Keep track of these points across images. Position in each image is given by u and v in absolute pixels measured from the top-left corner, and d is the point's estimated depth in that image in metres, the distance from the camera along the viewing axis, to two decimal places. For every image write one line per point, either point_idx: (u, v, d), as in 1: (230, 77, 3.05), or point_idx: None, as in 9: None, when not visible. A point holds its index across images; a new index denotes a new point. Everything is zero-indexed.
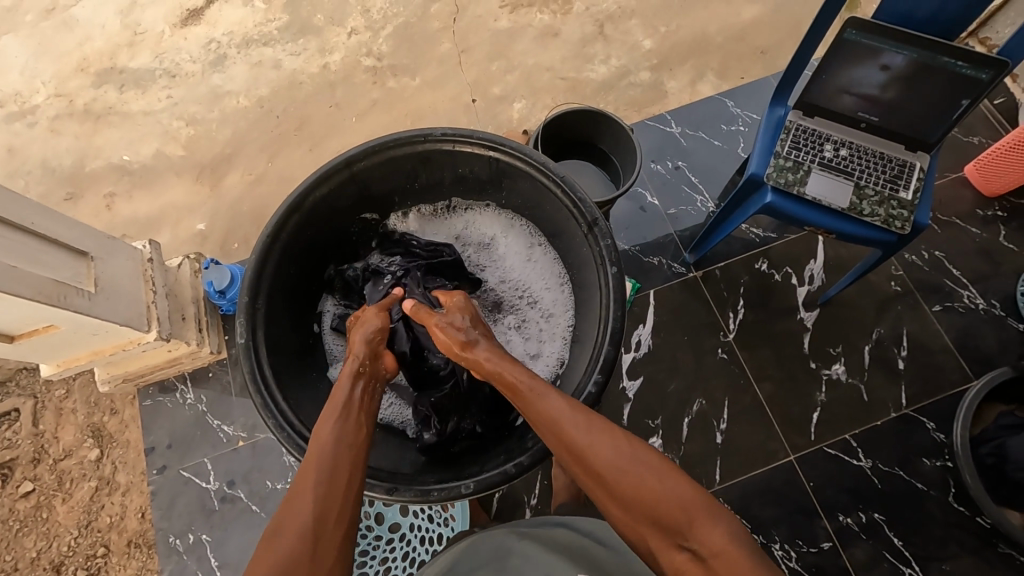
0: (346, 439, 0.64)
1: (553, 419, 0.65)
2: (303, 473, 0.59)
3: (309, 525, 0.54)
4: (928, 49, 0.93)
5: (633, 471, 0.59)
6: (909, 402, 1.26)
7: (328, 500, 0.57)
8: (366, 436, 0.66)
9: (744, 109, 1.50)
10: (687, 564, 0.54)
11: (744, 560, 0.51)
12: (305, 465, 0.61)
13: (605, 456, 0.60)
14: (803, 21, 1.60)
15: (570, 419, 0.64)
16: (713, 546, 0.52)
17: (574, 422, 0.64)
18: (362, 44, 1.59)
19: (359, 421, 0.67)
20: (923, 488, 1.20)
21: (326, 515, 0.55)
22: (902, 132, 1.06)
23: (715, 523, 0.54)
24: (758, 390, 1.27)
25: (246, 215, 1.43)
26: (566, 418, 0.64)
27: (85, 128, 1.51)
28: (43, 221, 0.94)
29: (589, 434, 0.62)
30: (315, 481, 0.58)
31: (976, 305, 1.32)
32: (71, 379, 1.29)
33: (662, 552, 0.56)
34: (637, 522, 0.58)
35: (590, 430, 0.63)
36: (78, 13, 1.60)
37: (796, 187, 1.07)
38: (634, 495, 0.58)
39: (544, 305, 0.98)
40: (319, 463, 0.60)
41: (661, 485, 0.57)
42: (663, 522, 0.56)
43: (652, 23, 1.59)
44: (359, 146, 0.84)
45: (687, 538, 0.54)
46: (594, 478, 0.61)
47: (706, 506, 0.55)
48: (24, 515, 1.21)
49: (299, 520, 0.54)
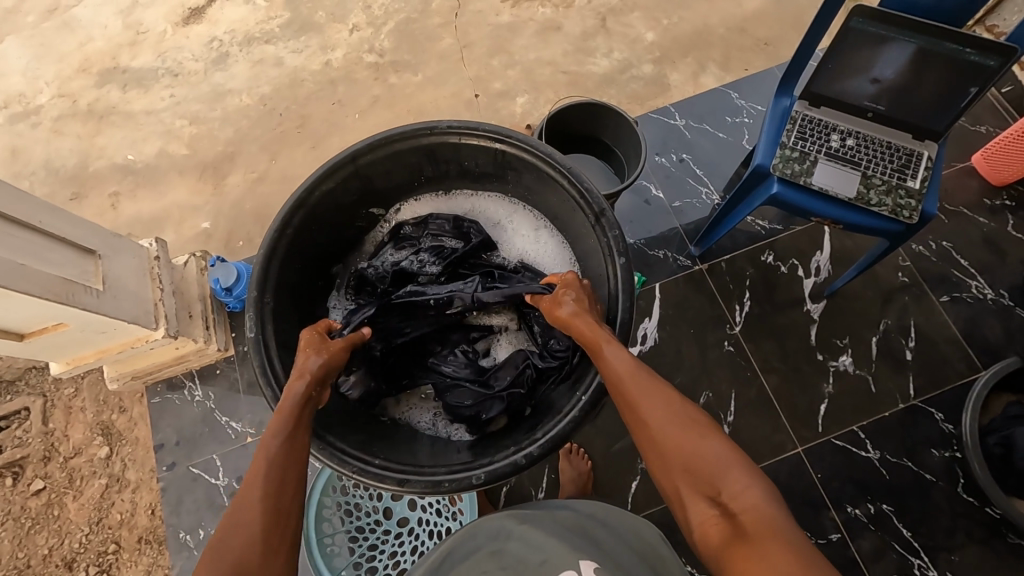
0: (287, 449, 0.63)
1: (618, 374, 0.69)
2: (249, 479, 0.59)
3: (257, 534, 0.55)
4: (935, 36, 0.92)
5: (681, 427, 0.62)
6: (916, 393, 1.25)
7: (277, 506, 0.58)
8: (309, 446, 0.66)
9: (748, 100, 1.49)
10: (714, 519, 0.56)
11: (774, 515, 0.53)
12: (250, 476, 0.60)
13: (657, 411, 0.64)
14: (806, 12, 1.59)
15: (633, 372, 0.68)
16: (744, 502, 0.55)
17: (634, 378, 0.68)
18: (364, 40, 1.59)
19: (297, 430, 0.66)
20: (931, 478, 1.20)
21: (276, 526, 0.56)
22: (909, 121, 1.05)
23: (750, 482, 0.57)
24: (764, 382, 1.26)
25: (250, 213, 1.44)
26: (629, 374, 0.68)
27: (89, 128, 1.52)
28: (51, 220, 0.95)
29: (646, 389, 0.66)
30: (259, 497, 0.57)
31: (984, 295, 1.32)
32: (80, 378, 1.30)
33: (690, 505, 0.58)
34: (671, 474, 0.61)
35: (648, 384, 0.67)
36: (80, 14, 1.61)
37: (802, 178, 1.07)
38: (676, 448, 0.61)
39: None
40: (268, 473, 0.60)
41: (705, 441, 0.61)
42: (700, 476, 0.59)
43: (655, 16, 1.59)
44: (364, 139, 0.84)
45: (719, 493, 0.57)
46: (643, 431, 0.65)
47: (744, 467, 0.58)
48: (35, 513, 1.22)
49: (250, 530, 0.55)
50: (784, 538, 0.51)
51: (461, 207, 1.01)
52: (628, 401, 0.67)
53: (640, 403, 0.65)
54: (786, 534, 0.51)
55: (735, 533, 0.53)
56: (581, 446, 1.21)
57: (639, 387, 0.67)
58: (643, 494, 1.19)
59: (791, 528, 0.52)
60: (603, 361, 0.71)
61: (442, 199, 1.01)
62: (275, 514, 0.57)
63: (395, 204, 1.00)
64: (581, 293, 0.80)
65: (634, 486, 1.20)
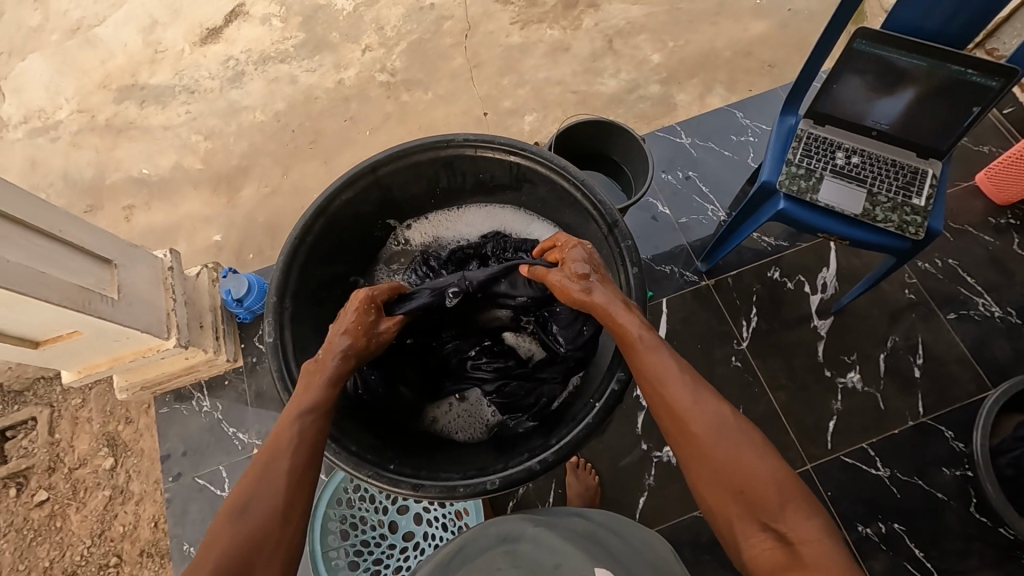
0: (308, 420, 0.67)
1: (660, 376, 0.68)
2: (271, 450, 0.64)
3: (276, 509, 0.59)
4: (937, 59, 0.95)
5: (736, 446, 0.62)
6: (925, 411, 1.24)
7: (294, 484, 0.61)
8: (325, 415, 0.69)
9: (753, 120, 1.52)
10: (768, 544, 0.57)
11: (831, 549, 0.55)
12: (272, 445, 0.64)
13: (708, 423, 0.64)
14: (809, 35, 1.62)
15: (684, 382, 0.67)
16: (802, 534, 0.56)
17: (680, 385, 0.67)
18: (376, 59, 1.63)
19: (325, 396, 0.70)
20: (942, 497, 1.19)
21: (294, 500, 0.60)
22: (913, 140, 1.07)
23: (807, 513, 0.58)
24: (772, 399, 1.26)
25: (262, 226, 1.46)
26: (674, 378, 0.67)
27: (106, 142, 1.55)
28: (71, 229, 0.97)
29: (699, 400, 0.65)
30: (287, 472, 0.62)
31: (991, 313, 1.32)
32: (88, 389, 1.30)
33: (740, 527, 0.59)
34: (722, 494, 0.61)
35: (697, 394, 0.66)
36: (101, 33, 1.66)
37: (809, 194, 1.08)
38: (729, 468, 0.61)
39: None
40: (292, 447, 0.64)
41: (761, 463, 0.61)
42: (754, 499, 0.60)
43: (661, 38, 1.63)
44: (384, 151, 0.87)
45: (773, 520, 0.58)
46: (691, 442, 0.64)
47: (800, 495, 0.59)
48: (38, 524, 1.22)
49: (273, 500, 0.59)
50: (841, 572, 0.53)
51: (479, 218, 1.03)
52: (676, 412, 0.65)
53: (691, 415, 0.65)
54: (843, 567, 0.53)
55: (794, 562, 0.55)
56: (588, 461, 1.20)
57: (687, 398, 0.66)
58: (652, 510, 1.18)
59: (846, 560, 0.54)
60: (652, 366, 0.69)
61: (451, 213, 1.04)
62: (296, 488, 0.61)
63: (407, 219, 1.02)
64: (587, 266, 0.78)
65: (642, 502, 1.19)
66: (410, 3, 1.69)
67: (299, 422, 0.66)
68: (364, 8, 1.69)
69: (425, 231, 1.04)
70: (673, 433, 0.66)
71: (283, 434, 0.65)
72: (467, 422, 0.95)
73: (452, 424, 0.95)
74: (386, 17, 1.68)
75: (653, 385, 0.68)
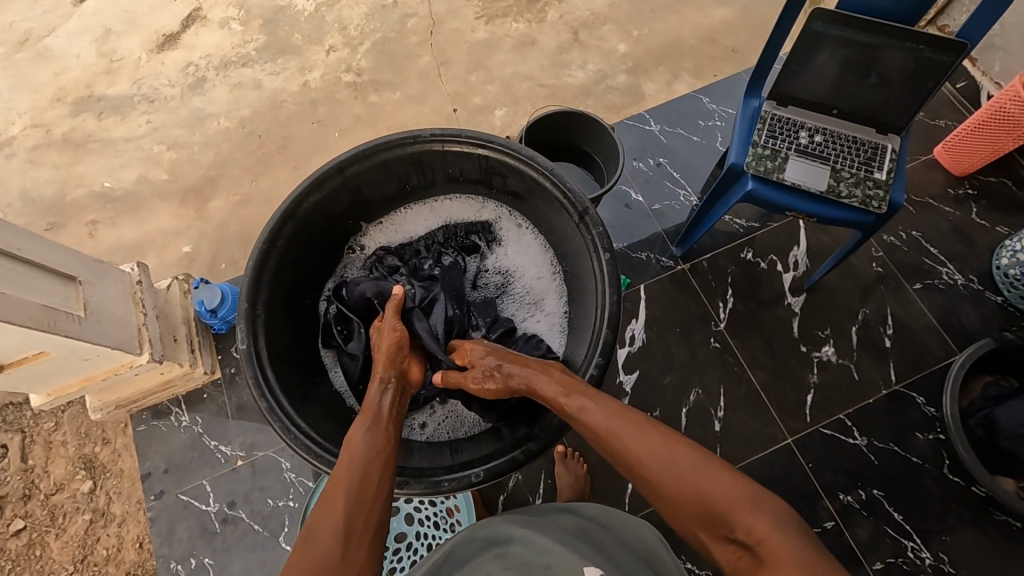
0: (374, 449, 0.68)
1: (597, 425, 0.70)
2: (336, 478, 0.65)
3: (338, 526, 0.59)
4: (889, 35, 0.98)
5: (679, 468, 0.62)
6: (898, 378, 1.29)
7: (362, 494, 0.63)
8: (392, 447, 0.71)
9: (720, 104, 1.54)
10: (736, 553, 0.56)
11: (790, 544, 0.52)
12: (337, 473, 0.66)
13: (647, 458, 0.64)
14: (769, 20, 1.65)
15: (614, 425, 0.68)
16: (758, 533, 0.54)
17: (618, 428, 0.68)
18: (342, 60, 1.61)
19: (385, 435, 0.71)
20: (918, 462, 1.23)
21: (354, 519, 0.60)
22: (872, 116, 1.10)
23: (759, 509, 0.56)
24: (752, 376, 1.29)
25: (233, 235, 1.43)
26: (609, 423, 0.69)
27: (64, 157, 1.50)
28: (31, 247, 0.93)
29: (635, 438, 0.66)
30: (345, 493, 0.62)
31: (955, 281, 1.36)
32: (60, 411, 1.26)
33: (710, 544, 0.59)
34: (684, 519, 0.61)
35: (633, 433, 0.67)
36: (52, 43, 1.60)
37: (775, 174, 1.10)
38: (679, 492, 0.61)
39: (535, 288, 1.00)
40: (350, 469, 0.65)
41: (704, 475, 0.60)
42: (710, 514, 0.59)
43: (626, 28, 1.64)
44: (350, 150, 0.85)
45: (731, 530, 0.57)
46: (642, 480, 0.64)
47: (748, 493, 0.58)
48: (16, 554, 1.18)
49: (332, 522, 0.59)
50: (801, 564, 0.50)
51: (424, 214, 1.03)
52: (623, 456, 0.66)
53: (632, 453, 0.65)
54: (801, 556, 0.51)
55: (757, 567, 0.53)
56: (575, 450, 1.21)
57: (625, 439, 0.66)
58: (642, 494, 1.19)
59: (807, 551, 0.52)
60: (589, 419, 0.71)
61: (404, 214, 1.02)
62: (356, 504, 0.62)
63: (356, 227, 0.99)
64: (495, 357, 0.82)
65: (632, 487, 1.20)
66: (373, 2, 1.67)
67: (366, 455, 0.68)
68: (326, 9, 1.66)
69: (385, 235, 1.02)
70: (630, 475, 0.66)
71: (347, 462, 0.67)
72: (452, 424, 0.94)
73: (442, 428, 0.93)
74: (350, 17, 1.66)
75: (598, 436, 0.70)
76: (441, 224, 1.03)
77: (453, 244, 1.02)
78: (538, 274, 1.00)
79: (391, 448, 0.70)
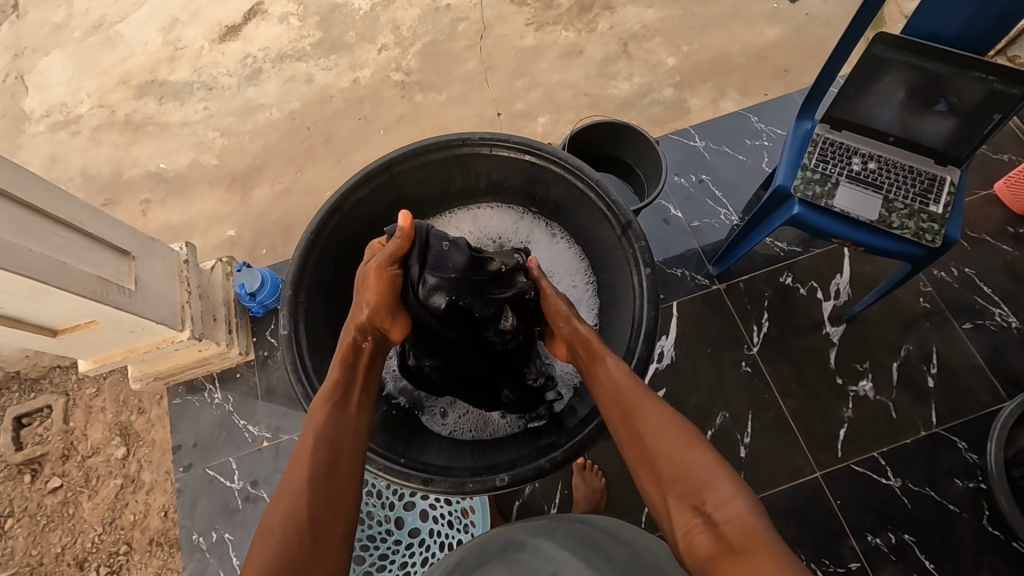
0: (342, 427, 0.66)
1: (608, 381, 0.70)
2: (300, 455, 0.62)
3: (303, 518, 0.57)
4: (957, 64, 0.94)
5: (673, 438, 0.62)
6: (938, 421, 1.23)
7: (329, 481, 0.61)
8: (362, 423, 0.68)
9: (768, 124, 1.51)
10: (699, 528, 0.56)
11: (760, 533, 0.52)
12: (299, 454, 0.63)
13: (646, 422, 0.64)
14: (825, 41, 1.61)
15: (623, 385, 0.69)
16: (727, 514, 0.55)
17: (626, 388, 0.68)
18: (391, 59, 1.65)
19: (347, 414, 0.67)
20: (954, 509, 1.17)
21: (321, 508, 0.59)
22: (931, 147, 1.06)
23: (736, 495, 0.56)
24: (782, 405, 1.25)
25: (275, 223, 1.48)
26: (619, 382, 0.70)
27: (125, 138, 1.58)
28: (91, 221, 0.99)
29: (642, 400, 0.67)
30: (310, 475, 0.60)
31: (1008, 324, 1.30)
32: (102, 378, 1.32)
33: (675, 513, 0.58)
34: (658, 484, 0.61)
35: (638, 397, 0.67)
36: (123, 30, 1.69)
37: (823, 199, 1.07)
38: (666, 457, 0.61)
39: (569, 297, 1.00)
40: (318, 448, 0.62)
41: (693, 453, 0.60)
42: (686, 484, 0.58)
43: (676, 42, 1.62)
44: (400, 148, 0.87)
45: (703, 502, 0.57)
46: (633, 438, 0.65)
47: (732, 480, 0.58)
48: (51, 511, 1.24)
49: (299, 512, 0.58)
50: (765, 553, 0.50)
51: (462, 222, 1.04)
52: (625, 409, 0.67)
53: (633, 415, 0.66)
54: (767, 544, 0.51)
55: (719, 545, 0.53)
56: (594, 463, 1.20)
57: (634, 399, 0.67)
58: None
59: (774, 540, 0.52)
60: (604, 375, 0.71)
61: (442, 221, 1.03)
62: (324, 494, 0.60)
63: None
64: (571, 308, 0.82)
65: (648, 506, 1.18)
66: (426, 5, 1.71)
67: (326, 436, 0.64)
68: (380, 9, 1.70)
69: None
70: (619, 431, 0.67)
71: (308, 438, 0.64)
72: (476, 424, 0.95)
73: (467, 427, 0.94)
74: (402, 18, 1.69)
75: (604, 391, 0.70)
76: (479, 233, 1.03)
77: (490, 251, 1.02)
78: (572, 284, 1.00)
79: (358, 420, 0.68)
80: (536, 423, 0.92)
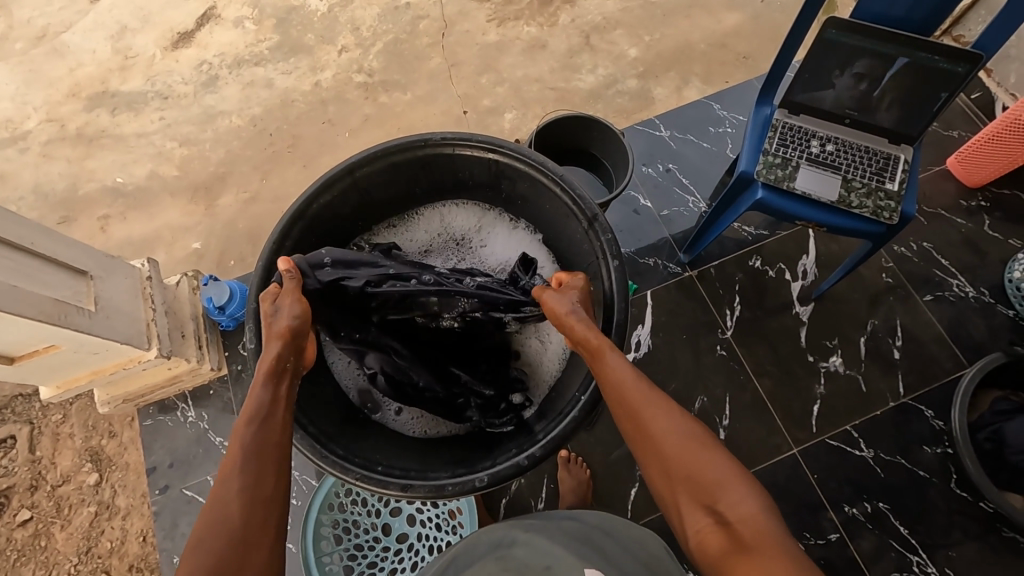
0: (272, 436, 0.63)
1: (615, 379, 0.68)
2: (228, 464, 0.59)
3: (234, 529, 0.54)
4: (906, 44, 0.97)
5: (684, 438, 0.62)
6: (906, 391, 1.27)
7: (258, 489, 0.58)
8: (289, 437, 0.65)
9: (730, 111, 1.53)
10: (711, 528, 0.57)
11: (771, 532, 0.54)
12: (226, 466, 0.59)
13: (656, 420, 0.64)
14: (781, 27, 1.65)
15: (630, 380, 0.68)
16: (740, 514, 0.56)
17: (635, 385, 0.67)
18: (353, 60, 1.62)
19: (276, 427, 0.65)
20: (925, 475, 1.21)
21: (252, 518, 0.56)
22: (885, 127, 1.09)
23: (747, 494, 0.57)
24: (758, 386, 1.28)
25: (242, 233, 1.44)
26: (626, 379, 0.68)
27: (78, 152, 1.52)
28: (43, 241, 0.95)
29: (652, 398, 0.66)
30: (240, 483, 0.57)
31: (966, 294, 1.35)
32: (68, 404, 1.28)
33: (687, 513, 0.59)
34: (669, 481, 0.61)
35: (649, 393, 0.66)
36: (69, 39, 1.62)
37: (785, 183, 1.10)
38: (677, 457, 0.61)
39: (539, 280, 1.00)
40: (248, 459, 0.59)
41: (703, 453, 0.61)
42: (698, 485, 0.59)
43: (637, 33, 1.64)
44: (361, 152, 0.86)
45: (715, 502, 0.58)
46: (644, 436, 0.64)
47: (743, 479, 0.59)
48: (22, 544, 1.19)
49: (228, 524, 0.55)
50: (781, 554, 0.52)
51: (425, 220, 1.03)
52: (632, 411, 0.66)
53: (642, 413, 0.65)
54: (781, 545, 0.53)
55: (731, 544, 0.55)
56: (579, 455, 1.21)
57: (643, 396, 0.66)
58: (643, 501, 1.19)
59: (785, 539, 0.54)
60: (606, 372, 0.70)
61: (403, 222, 1.02)
62: (252, 502, 0.57)
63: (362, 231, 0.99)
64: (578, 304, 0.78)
65: (634, 494, 1.20)
66: (386, 4, 1.68)
67: (257, 446, 0.61)
68: (339, 9, 1.67)
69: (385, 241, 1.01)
70: (629, 431, 0.66)
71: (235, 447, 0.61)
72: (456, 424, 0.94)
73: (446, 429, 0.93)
74: (362, 18, 1.67)
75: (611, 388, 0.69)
76: (442, 230, 1.03)
77: (451, 253, 1.02)
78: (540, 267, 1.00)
79: (287, 432, 0.65)
80: (507, 428, 0.90)
